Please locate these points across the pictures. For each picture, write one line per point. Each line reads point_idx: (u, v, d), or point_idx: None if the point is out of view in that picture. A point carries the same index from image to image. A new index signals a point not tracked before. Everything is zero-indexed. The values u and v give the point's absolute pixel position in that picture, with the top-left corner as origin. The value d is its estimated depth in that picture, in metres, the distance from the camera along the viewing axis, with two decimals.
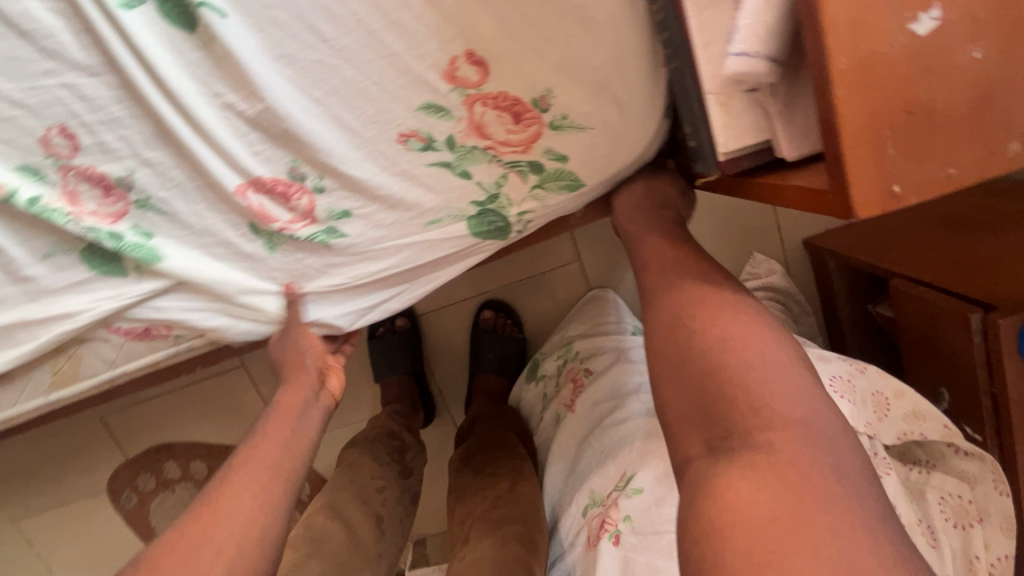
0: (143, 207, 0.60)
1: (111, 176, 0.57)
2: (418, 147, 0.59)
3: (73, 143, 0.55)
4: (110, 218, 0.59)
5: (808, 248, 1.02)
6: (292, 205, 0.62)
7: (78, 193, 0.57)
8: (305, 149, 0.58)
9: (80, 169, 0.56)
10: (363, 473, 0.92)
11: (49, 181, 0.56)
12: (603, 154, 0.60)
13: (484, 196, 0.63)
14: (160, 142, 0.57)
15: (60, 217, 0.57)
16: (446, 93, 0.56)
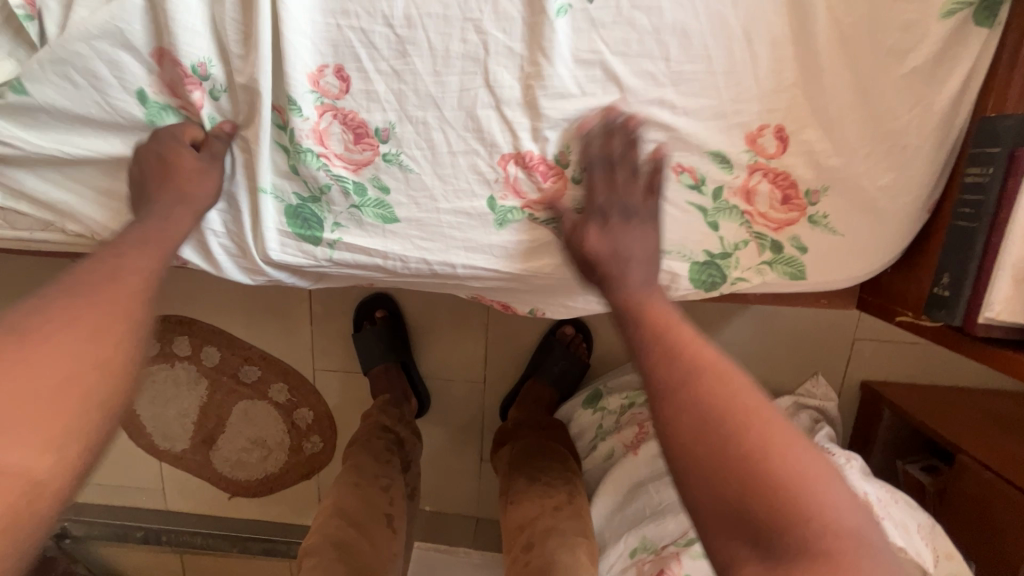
0: (388, 160, 0.63)
1: (369, 126, 0.62)
2: (688, 184, 0.63)
3: (342, 85, 0.61)
4: (354, 164, 0.64)
5: (865, 390, 1.10)
6: (541, 184, 0.63)
7: (329, 134, 0.63)
8: (590, 134, 0.61)
9: (342, 112, 0.62)
10: (367, 472, 0.95)
11: (306, 116, 0.61)
12: (835, 266, 0.65)
13: (718, 250, 0.65)
14: (468, 77, 0.60)
15: (311, 156, 0.63)
16: (739, 151, 0.62)
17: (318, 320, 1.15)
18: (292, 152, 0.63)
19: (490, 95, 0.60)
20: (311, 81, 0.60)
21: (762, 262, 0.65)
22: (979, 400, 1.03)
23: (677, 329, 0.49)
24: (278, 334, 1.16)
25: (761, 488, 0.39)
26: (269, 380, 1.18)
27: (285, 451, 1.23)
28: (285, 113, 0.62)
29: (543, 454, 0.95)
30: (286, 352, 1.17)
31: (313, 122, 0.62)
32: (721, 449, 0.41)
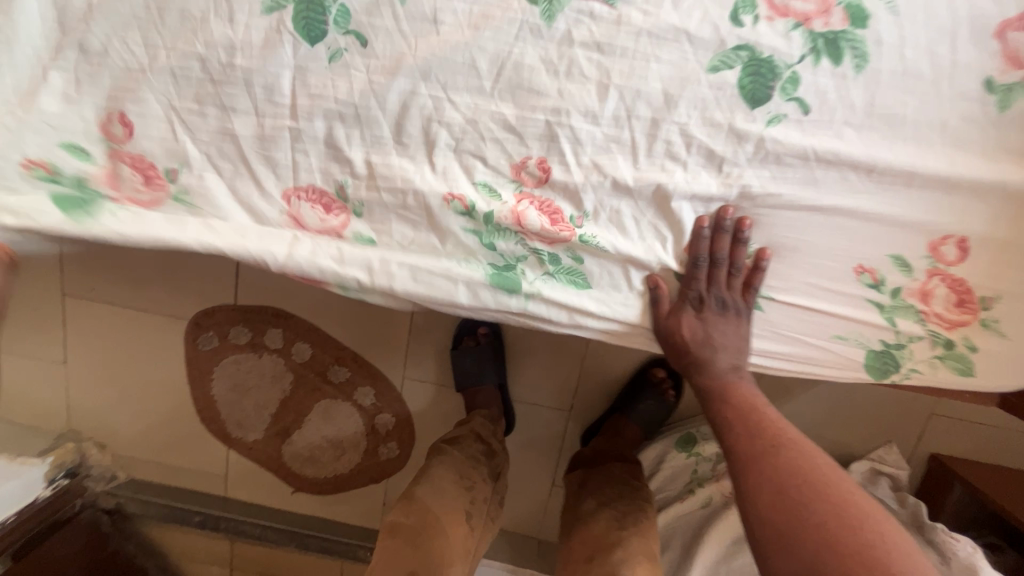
0: (583, 241, 0.64)
1: (563, 212, 0.63)
2: (866, 283, 0.63)
3: (542, 174, 0.63)
4: (550, 242, 0.64)
5: (933, 461, 1.16)
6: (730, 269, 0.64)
7: (527, 215, 0.63)
8: (805, 229, 0.61)
9: (537, 198, 0.63)
10: (455, 471, 0.96)
11: (502, 199, 0.63)
12: (1003, 368, 0.64)
13: (891, 342, 0.65)
14: (687, 142, 0.59)
15: (509, 235, 0.64)
16: (920, 257, 0.62)
17: (413, 330, 1.15)
18: (488, 232, 0.64)
19: (713, 165, 0.60)
20: (514, 169, 0.63)
21: (934, 357, 0.65)
22: None
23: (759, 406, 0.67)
24: (374, 338, 1.16)
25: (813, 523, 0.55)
26: (357, 383, 1.18)
27: (358, 453, 1.23)
28: (479, 195, 0.63)
29: (614, 484, 0.93)
30: (379, 358, 1.17)
31: (511, 205, 0.63)
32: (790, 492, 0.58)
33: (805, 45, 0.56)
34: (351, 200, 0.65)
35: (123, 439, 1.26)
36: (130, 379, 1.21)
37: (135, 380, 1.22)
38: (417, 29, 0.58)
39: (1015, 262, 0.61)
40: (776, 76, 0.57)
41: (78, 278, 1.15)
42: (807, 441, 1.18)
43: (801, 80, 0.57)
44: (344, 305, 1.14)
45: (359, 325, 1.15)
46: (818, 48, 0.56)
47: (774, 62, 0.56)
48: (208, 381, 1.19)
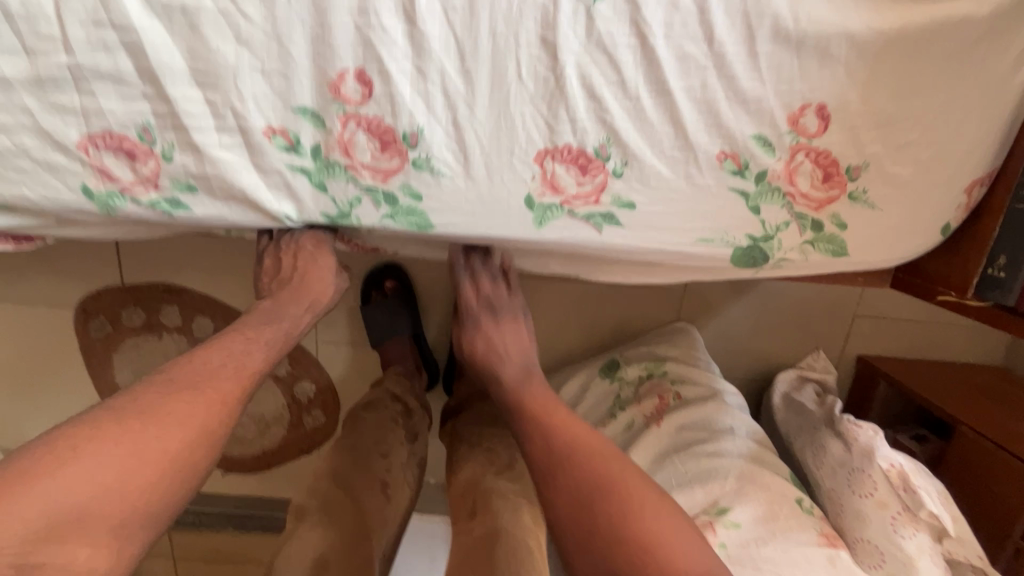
0: (418, 166, 0.59)
1: (395, 131, 0.57)
2: (731, 170, 0.59)
3: (365, 91, 0.56)
4: (382, 175, 0.59)
5: (861, 363, 1.16)
6: (585, 180, 0.59)
7: (354, 143, 0.58)
8: (658, 109, 0.56)
9: (365, 119, 0.57)
10: (365, 438, 0.88)
11: (326, 127, 0.58)
12: (877, 241, 0.62)
13: (759, 233, 0.61)
14: (512, 27, 0.54)
15: (339, 170, 0.59)
16: (782, 134, 0.57)
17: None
18: (317, 169, 0.60)
19: (544, 50, 0.54)
20: (332, 90, 0.56)
21: (805, 242, 0.61)
22: (966, 370, 1.11)
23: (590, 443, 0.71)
24: None
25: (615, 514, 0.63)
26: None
27: (283, 426, 1.18)
28: (299, 124, 0.57)
29: (485, 420, 1.00)
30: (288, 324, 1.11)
31: (336, 133, 0.58)
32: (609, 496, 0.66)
33: None
34: (156, 141, 0.58)
35: None
36: (28, 379, 1.14)
37: (32, 381, 1.14)
38: None
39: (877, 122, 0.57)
40: None
41: None
42: (735, 359, 1.17)
43: None
44: (240, 267, 1.07)
45: None
46: None
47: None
48: (109, 369, 1.12)
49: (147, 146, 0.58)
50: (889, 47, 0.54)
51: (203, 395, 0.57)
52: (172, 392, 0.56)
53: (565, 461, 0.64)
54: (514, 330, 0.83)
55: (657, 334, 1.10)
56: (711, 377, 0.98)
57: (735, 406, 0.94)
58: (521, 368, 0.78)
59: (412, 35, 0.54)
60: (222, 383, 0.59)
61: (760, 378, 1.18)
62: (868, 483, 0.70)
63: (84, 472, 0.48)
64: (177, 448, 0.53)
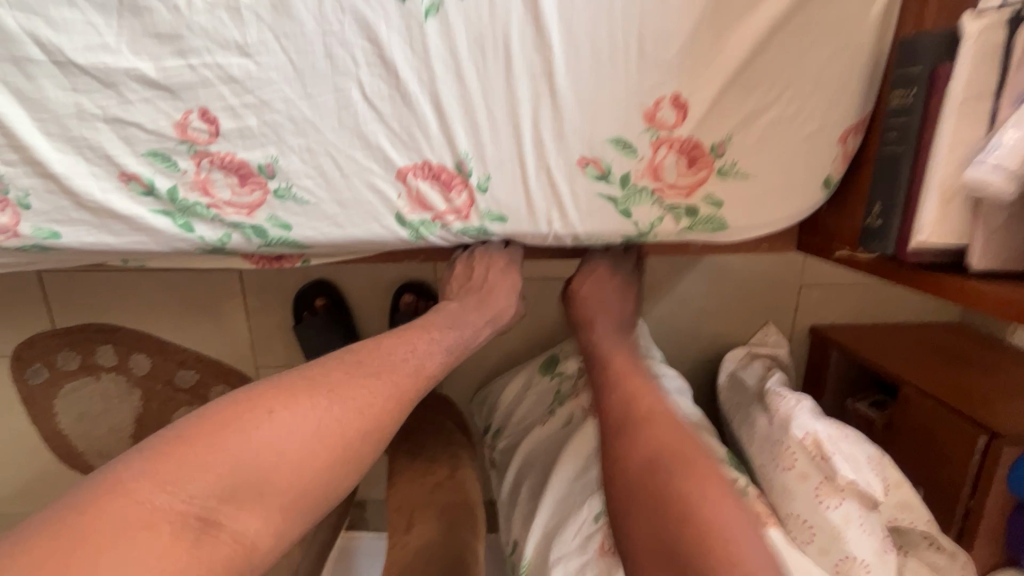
0: (282, 197, 0.57)
1: (250, 164, 0.56)
2: (593, 176, 0.57)
3: (210, 128, 0.54)
4: (246, 209, 0.57)
5: (813, 334, 1.13)
6: (451, 196, 0.58)
7: (213, 182, 0.56)
8: (503, 92, 0.54)
9: (216, 157, 0.55)
10: None
11: (180, 168, 0.55)
12: (756, 212, 0.60)
13: (634, 235, 0.60)
14: (336, 23, 0.51)
15: (202, 210, 0.57)
16: (639, 132, 0.55)
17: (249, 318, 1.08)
18: (179, 211, 0.57)
19: (373, 45, 0.52)
20: (178, 131, 0.54)
21: (681, 229, 0.61)
22: (919, 330, 1.08)
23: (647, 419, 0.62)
24: (209, 329, 1.08)
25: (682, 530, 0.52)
26: (208, 383, 1.11)
27: None
28: (151, 168, 0.55)
29: (431, 429, 0.98)
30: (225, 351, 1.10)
31: (192, 173, 0.55)
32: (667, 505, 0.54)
33: None
34: (10, 189, 0.55)
35: None
36: None
37: None
38: None
39: (738, 92, 0.55)
40: None
41: None
42: (686, 343, 1.14)
43: None
44: (168, 299, 1.07)
45: (192, 318, 1.08)
46: None
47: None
48: (50, 416, 1.11)
49: (5, 197, 0.55)
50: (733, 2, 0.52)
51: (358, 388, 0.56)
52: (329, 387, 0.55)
53: (665, 487, 0.55)
54: (607, 290, 0.83)
55: None
56: (650, 363, 0.96)
57: (673, 390, 0.92)
58: (612, 329, 0.80)
59: (248, 69, 0.52)
60: (374, 400, 0.56)
61: (712, 361, 1.16)
62: (786, 454, 0.68)
63: (236, 453, 0.48)
64: (324, 441, 0.52)
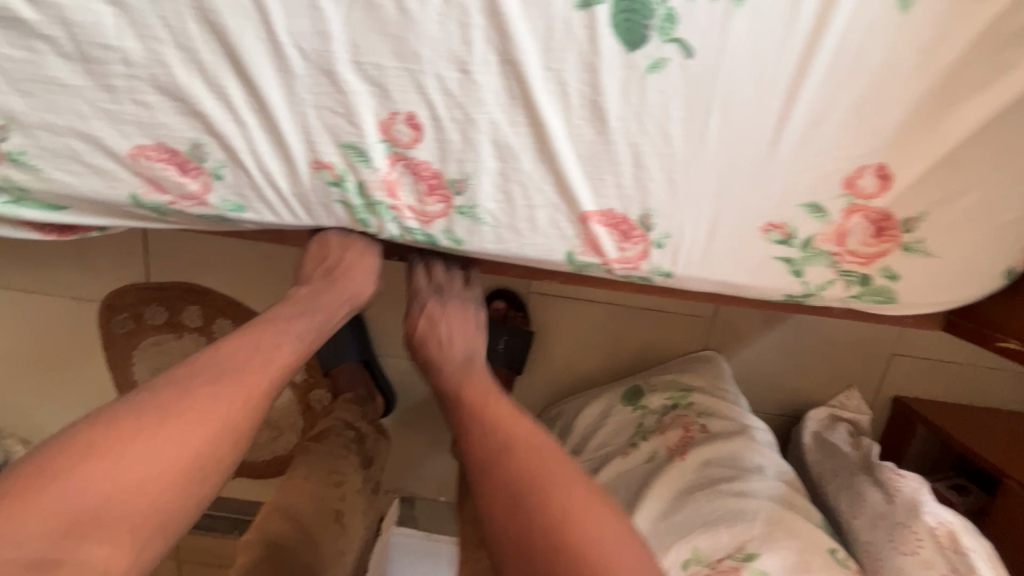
0: (463, 212, 0.58)
1: (443, 177, 0.56)
2: (775, 240, 0.56)
3: (414, 135, 0.54)
4: (428, 218, 0.59)
5: (896, 405, 1.10)
6: (625, 246, 0.58)
7: (400, 183, 0.57)
8: (707, 136, 0.52)
9: (411, 163, 0.56)
10: (320, 467, 0.86)
11: (373, 166, 0.56)
12: (929, 288, 0.58)
13: (800, 292, 0.59)
14: (556, 47, 0.50)
15: (385, 211, 0.58)
16: (836, 195, 0.54)
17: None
18: (361, 207, 0.58)
19: (589, 71, 0.51)
20: (381, 131, 0.54)
21: (849, 296, 0.59)
22: (1008, 417, 1.06)
23: (495, 407, 0.66)
24: None
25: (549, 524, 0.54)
26: None
27: (297, 432, 1.16)
28: (346, 159, 0.55)
29: None
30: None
31: (383, 172, 0.56)
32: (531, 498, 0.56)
33: None
34: (207, 158, 0.55)
35: (51, 433, 1.19)
36: (47, 368, 1.14)
37: (51, 369, 1.14)
38: None
39: (949, 172, 0.53)
40: (652, 13, 0.49)
41: None
42: (763, 393, 1.13)
43: (680, 17, 0.49)
44: (262, 271, 1.08)
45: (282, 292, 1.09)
46: None
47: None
48: (126, 365, 1.12)
49: (199, 164, 0.55)
50: (964, 82, 0.50)
51: (191, 403, 0.50)
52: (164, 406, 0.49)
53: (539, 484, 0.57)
54: (462, 324, 0.77)
55: (680, 363, 1.06)
56: (739, 411, 0.94)
57: (765, 444, 0.90)
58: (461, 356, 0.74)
59: (458, 79, 0.52)
60: (240, 381, 0.53)
61: (784, 415, 1.14)
62: (913, 539, 0.65)
63: (117, 470, 0.45)
64: (191, 456, 0.48)
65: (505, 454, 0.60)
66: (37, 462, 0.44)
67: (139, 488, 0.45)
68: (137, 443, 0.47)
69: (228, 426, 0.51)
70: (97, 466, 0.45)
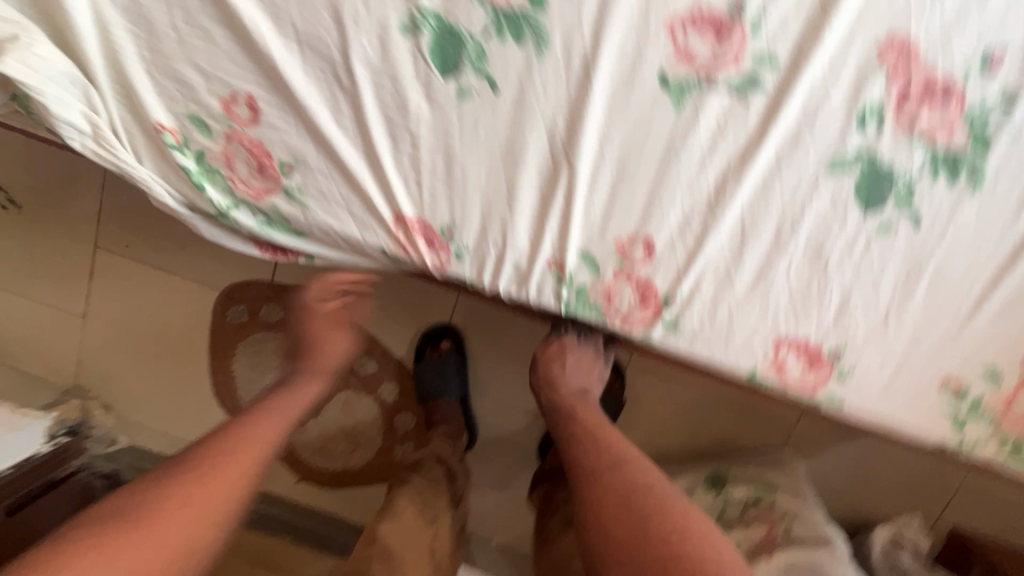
0: (668, 324, 0.62)
1: (659, 292, 0.61)
2: (948, 393, 0.62)
3: (645, 254, 0.60)
4: (634, 323, 0.63)
5: (953, 536, 1.14)
6: (809, 372, 0.63)
7: (618, 292, 0.62)
8: (911, 296, 0.58)
9: (634, 277, 0.60)
10: (409, 508, 0.89)
11: (599, 272, 0.61)
12: None
13: (956, 442, 0.64)
14: (799, 196, 0.57)
15: (596, 312, 0.63)
16: (1013, 367, 0.60)
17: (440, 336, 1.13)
18: (576, 302, 0.63)
19: (821, 221, 0.57)
20: (618, 247, 0.60)
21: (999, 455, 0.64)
22: None
23: (603, 429, 0.77)
24: (405, 329, 1.14)
25: (664, 526, 0.63)
26: (383, 378, 1.16)
27: (374, 449, 1.19)
28: (577, 263, 0.61)
29: None
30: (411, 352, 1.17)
31: (606, 280, 0.61)
32: (649, 504, 0.65)
33: (926, 159, 0.54)
34: (455, 240, 0.61)
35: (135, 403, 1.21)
36: (151, 344, 1.17)
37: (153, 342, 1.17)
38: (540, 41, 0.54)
39: None
40: (892, 186, 0.55)
41: (111, 230, 1.12)
42: (828, 499, 1.17)
43: (916, 194, 0.55)
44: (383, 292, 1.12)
45: (397, 315, 1.14)
46: (935, 165, 0.54)
47: (893, 172, 0.55)
48: (230, 354, 1.16)
49: (447, 243, 0.61)
50: None
51: (237, 445, 0.68)
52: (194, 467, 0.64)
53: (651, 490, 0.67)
54: (586, 355, 0.88)
55: (760, 457, 1.10)
56: (820, 519, 0.98)
57: (845, 558, 0.93)
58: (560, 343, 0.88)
59: (703, 204, 0.58)
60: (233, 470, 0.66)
61: (843, 523, 1.18)
62: None
63: (172, 520, 0.59)
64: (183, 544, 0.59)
65: (623, 466, 0.70)
66: (69, 541, 0.55)
67: (198, 524, 0.61)
68: (225, 454, 0.67)
69: (241, 480, 0.66)
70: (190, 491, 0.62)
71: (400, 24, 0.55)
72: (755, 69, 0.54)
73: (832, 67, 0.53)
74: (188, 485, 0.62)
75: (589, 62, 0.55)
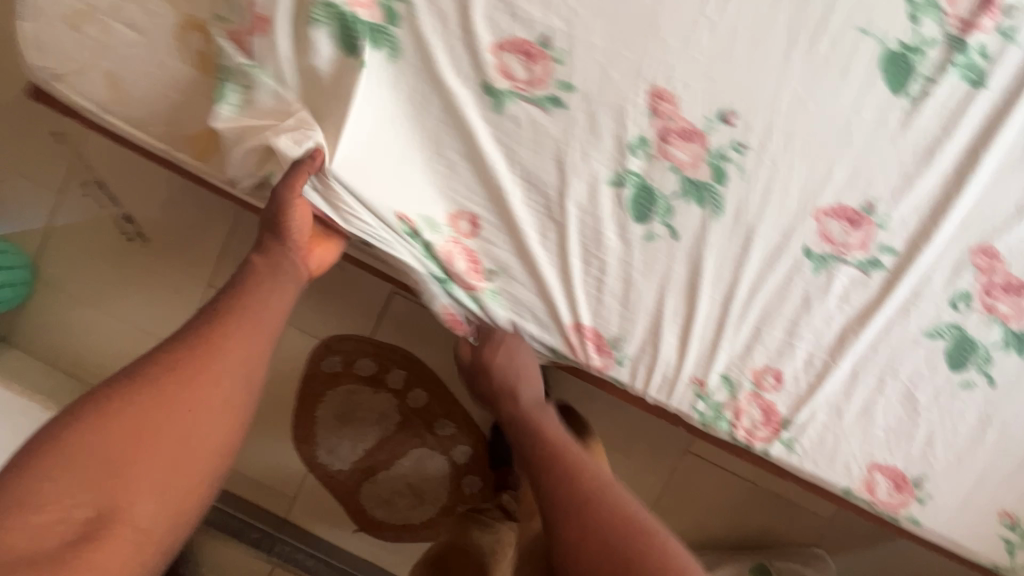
0: (785, 442, 0.75)
1: (781, 414, 0.74)
2: (1004, 523, 0.75)
3: (775, 383, 0.74)
4: (757, 438, 0.75)
5: None
6: (896, 493, 0.75)
7: (747, 411, 0.75)
8: (984, 440, 0.72)
9: (763, 401, 0.74)
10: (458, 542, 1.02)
11: (734, 391, 0.74)
12: None
13: (1007, 564, 0.76)
14: (904, 350, 0.71)
15: (726, 424, 0.76)
16: None
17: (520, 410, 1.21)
18: (711, 414, 0.76)
19: (918, 371, 0.71)
20: (753, 375, 0.74)
21: None
22: None
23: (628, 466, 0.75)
24: None
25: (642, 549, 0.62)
26: (458, 440, 1.23)
27: (437, 504, 1.25)
28: (718, 383, 0.74)
29: None
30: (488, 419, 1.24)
31: (739, 400, 0.75)
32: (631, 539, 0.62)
33: (1002, 336, 0.70)
34: (620, 350, 0.75)
35: None
36: None
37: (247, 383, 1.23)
38: (718, 206, 0.69)
39: None
40: (975, 354, 0.70)
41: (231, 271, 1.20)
42: None
43: (993, 362, 0.70)
44: None
45: None
46: (1009, 342, 0.70)
47: (977, 341, 0.70)
48: (317, 399, 1.22)
49: (612, 351, 0.75)
50: None
51: (211, 385, 0.64)
52: (159, 386, 0.62)
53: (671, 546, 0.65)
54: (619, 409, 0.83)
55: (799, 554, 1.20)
56: None
57: None
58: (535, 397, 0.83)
59: (826, 346, 0.72)
60: (215, 424, 0.64)
61: None
62: None
63: (140, 465, 0.58)
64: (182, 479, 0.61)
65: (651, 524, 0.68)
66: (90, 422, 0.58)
67: (142, 453, 0.58)
68: (162, 413, 0.61)
69: (221, 439, 0.65)
70: (118, 425, 0.58)
71: (609, 179, 0.69)
72: (879, 251, 0.69)
73: (940, 258, 0.69)
74: (183, 368, 0.63)
75: (752, 228, 0.70)
